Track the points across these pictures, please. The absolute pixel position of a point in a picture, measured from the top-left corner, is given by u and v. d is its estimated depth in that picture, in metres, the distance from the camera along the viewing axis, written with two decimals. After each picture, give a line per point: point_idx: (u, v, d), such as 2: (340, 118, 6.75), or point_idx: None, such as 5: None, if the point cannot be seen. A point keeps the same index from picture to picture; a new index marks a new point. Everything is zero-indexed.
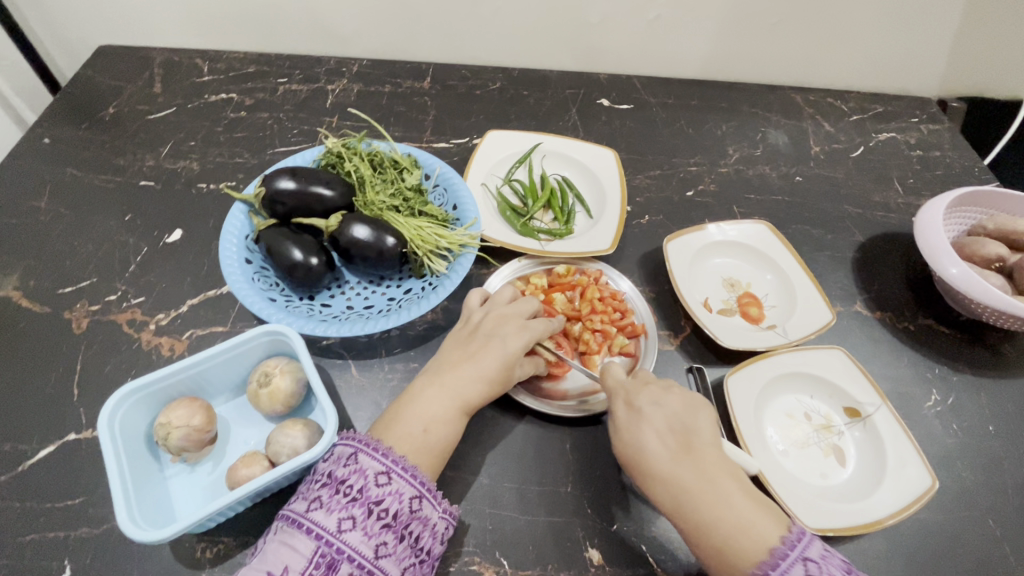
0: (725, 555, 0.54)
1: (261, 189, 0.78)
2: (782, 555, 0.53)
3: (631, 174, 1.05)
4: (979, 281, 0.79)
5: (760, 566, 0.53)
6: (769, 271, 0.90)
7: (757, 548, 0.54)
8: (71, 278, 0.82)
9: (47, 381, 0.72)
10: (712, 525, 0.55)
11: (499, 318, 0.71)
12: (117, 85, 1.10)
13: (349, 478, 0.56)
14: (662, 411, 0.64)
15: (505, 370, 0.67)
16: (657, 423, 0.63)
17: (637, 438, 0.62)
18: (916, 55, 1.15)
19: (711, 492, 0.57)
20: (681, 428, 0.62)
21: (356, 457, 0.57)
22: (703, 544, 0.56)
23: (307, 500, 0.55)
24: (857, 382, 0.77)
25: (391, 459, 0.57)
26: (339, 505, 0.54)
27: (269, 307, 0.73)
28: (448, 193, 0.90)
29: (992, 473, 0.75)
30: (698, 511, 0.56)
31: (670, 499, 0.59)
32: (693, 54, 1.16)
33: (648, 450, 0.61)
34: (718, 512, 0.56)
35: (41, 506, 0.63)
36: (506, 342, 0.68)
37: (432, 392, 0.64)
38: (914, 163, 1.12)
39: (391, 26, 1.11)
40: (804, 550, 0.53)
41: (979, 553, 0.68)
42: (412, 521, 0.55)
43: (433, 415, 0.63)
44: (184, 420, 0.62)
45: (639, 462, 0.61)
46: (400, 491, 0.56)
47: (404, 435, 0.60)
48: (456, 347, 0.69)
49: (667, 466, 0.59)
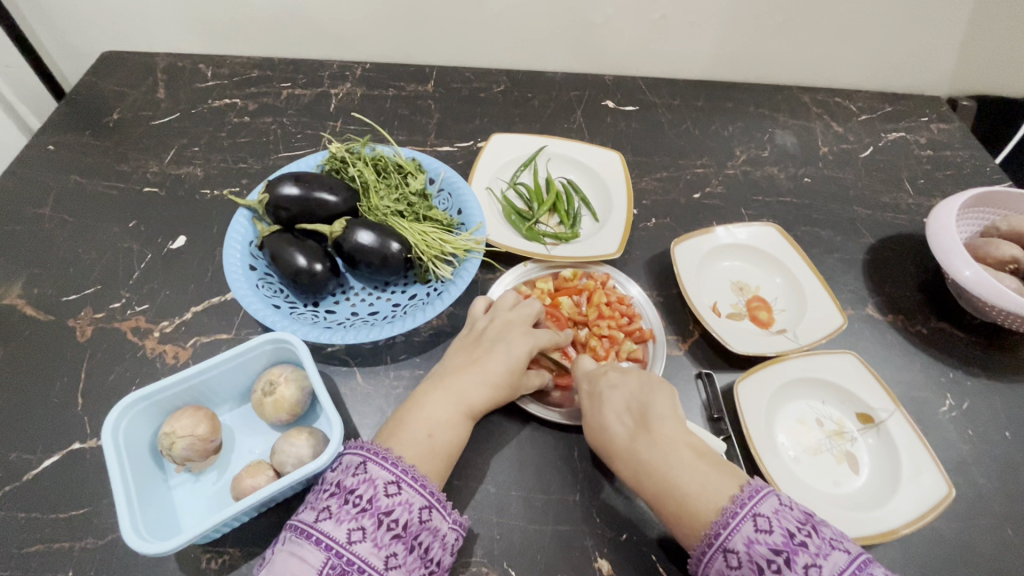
0: (683, 523, 0.55)
1: (265, 196, 0.77)
2: (732, 512, 0.53)
3: (637, 176, 1.04)
4: (993, 283, 0.78)
5: (711, 527, 0.53)
6: (778, 274, 0.89)
7: (711, 510, 0.54)
8: (75, 286, 0.82)
9: (53, 389, 0.72)
10: (671, 494, 0.56)
11: (500, 322, 0.72)
12: (122, 91, 1.10)
13: (357, 487, 0.55)
14: (620, 391, 0.66)
15: (512, 376, 0.67)
16: (615, 404, 0.65)
17: (598, 420, 0.64)
18: (925, 53, 1.14)
19: (665, 463, 0.58)
20: (639, 405, 0.64)
21: (365, 466, 0.56)
22: (665, 514, 0.57)
23: (316, 510, 0.54)
24: (869, 387, 0.76)
25: (401, 468, 0.56)
26: (348, 516, 0.53)
27: (274, 314, 0.72)
28: (453, 198, 0.89)
29: (1009, 480, 0.73)
30: (655, 483, 0.58)
31: (631, 475, 0.60)
32: (698, 54, 1.15)
33: (607, 430, 0.63)
34: (672, 480, 0.57)
35: (46, 516, 0.62)
36: (512, 348, 0.68)
37: (435, 398, 0.64)
38: (924, 163, 1.10)
39: (394, 29, 1.11)
40: (754, 507, 0.52)
41: (997, 562, 0.67)
42: (422, 532, 0.55)
43: (438, 420, 0.62)
44: (189, 429, 0.61)
45: (604, 443, 0.63)
46: (410, 501, 0.55)
47: (409, 440, 0.60)
48: (461, 354, 0.70)
49: (625, 443, 0.61)
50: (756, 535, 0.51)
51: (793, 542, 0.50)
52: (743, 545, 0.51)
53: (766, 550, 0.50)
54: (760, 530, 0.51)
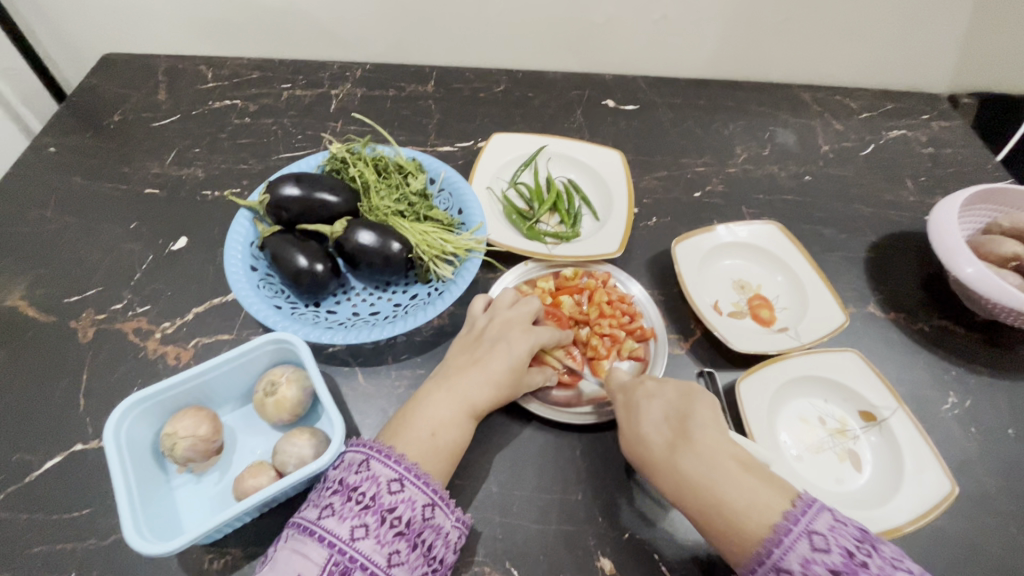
0: (732, 541, 0.53)
1: (266, 196, 0.78)
2: (786, 530, 0.51)
3: (638, 175, 1.04)
4: (995, 281, 0.78)
5: (764, 546, 0.51)
6: (780, 273, 0.89)
7: (762, 527, 0.52)
8: (77, 287, 0.82)
9: (55, 389, 0.72)
10: (717, 510, 0.54)
11: (501, 321, 0.71)
12: (123, 93, 1.10)
13: (360, 485, 0.55)
14: (658, 403, 0.65)
15: (514, 375, 0.67)
16: (653, 414, 0.64)
17: (636, 432, 0.63)
18: (926, 50, 1.13)
19: (711, 476, 0.56)
20: (678, 416, 0.63)
21: (368, 464, 0.56)
22: (709, 531, 0.55)
23: (318, 508, 0.54)
24: (872, 384, 0.75)
25: (403, 466, 0.57)
26: (351, 513, 0.53)
27: (275, 314, 0.72)
28: (453, 198, 0.89)
29: (1013, 477, 0.73)
30: (698, 497, 0.56)
31: (672, 489, 0.58)
32: (699, 52, 1.14)
33: (646, 442, 0.62)
34: (718, 495, 0.54)
35: (48, 517, 0.63)
36: (512, 346, 0.68)
37: (438, 398, 0.64)
38: (926, 161, 1.10)
39: (395, 30, 1.11)
40: (809, 524, 0.51)
41: (1001, 560, 0.67)
42: (425, 529, 0.55)
43: (442, 420, 0.62)
44: (191, 430, 0.61)
45: (642, 456, 0.61)
46: (413, 498, 0.55)
47: (413, 439, 0.60)
48: (462, 354, 0.69)
49: (664, 455, 0.59)
50: (813, 555, 0.49)
51: (853, 563, 0.48)
52: (799, 564, 0.49)
53: (825, 569, 0.48)
54: (817, 549, 0.50)
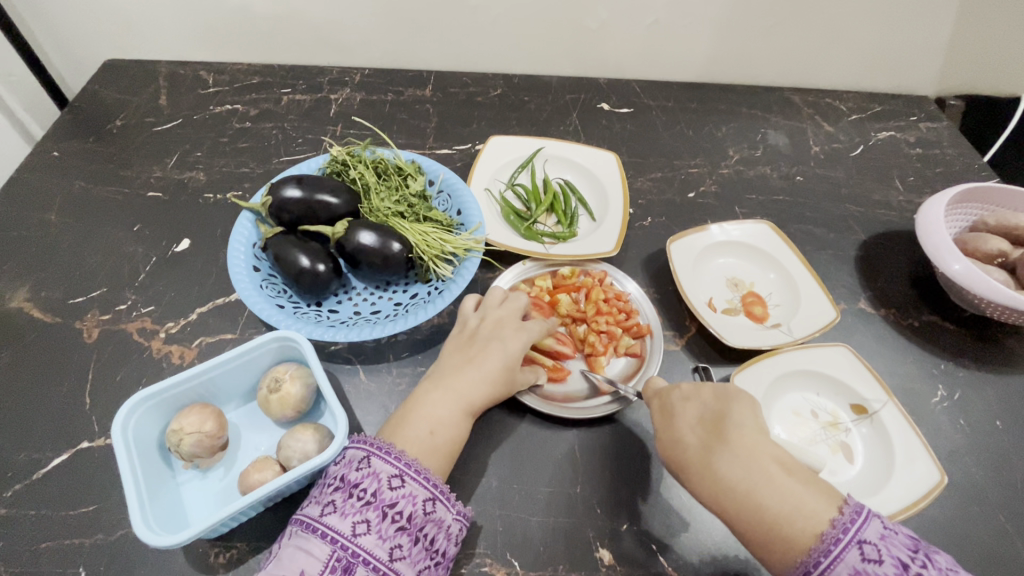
0: (775, 548, 0.52)
1: (268, 198, 0.79)
2: (833, 539, 0.51)
3: (633, 176, 1.06)
4: (982, 277, 0.80)
5: (810, 554, 0.51)
6: (772, 270, 0.91)
7: (807, 534, 0.51)
8: (81, 289, 0.83)
9: (61, 389, 0.73)
10: (760, 517, 0.53)
11: (494, 321, 0.73)
12: (125, 98, 1.11)
13: (361, 482, 0.56)
14: (695, 405, 0.63)
15: (508, 372, 0.68)
16: (689, 417, 0.62)
17: (672, 435, 0.61)
18: (913, 53, 1.16)
19: (754, 481, 0.54)
20: (715, 417, 0.61)
21: (368, 461, 0.57)
22: (751, 537, 0.54)
23: (320, 504, 0.55)
24: (863, 378, 0.77)
25: (404, 462, 0.58)
26: (352, 509, 0.54)
27: (278, 313, 0.74)
28: (452, 199, 0.91)
29: (1001, 468, 0.75)
30: (740, 504, 0.54)
31: (711, 495, 0.56)
32: (692, 56, 1.17)
33: (684, 447, 0.60)
34: (761, 501, 0.53)
35: (55, 514, 0.63)
36: (507, 345, 0.69)
37: (435, 396, 0.65)
38: (913, 161, 1.13)
39: (393, 35, 1.13)
40: (859, 534, 0.51)
41: (991, 549, 0.68)
42: (426, 523, 0.56)
43: (440, 417, 0.63)
44: (196, 426, 0.62)
45: (679, 460, 0.60)
46: (413, 493, 0.56)
47: (411, 438, 0.61)
48: (456, 353, 0.70)
49: (702, 460, 0.58)
50: (864, 565, 0.49)
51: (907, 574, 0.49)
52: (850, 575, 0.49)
53: None
54: (868, 560, 0.50)
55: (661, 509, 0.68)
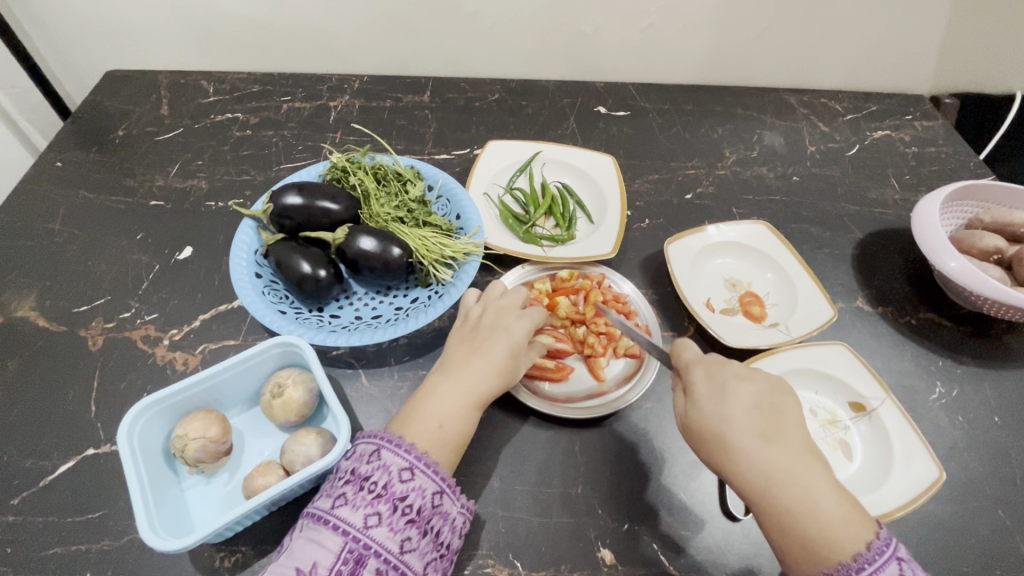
0: (816, 546, 0.51)
1: (269, 205, 0.80)
2: (879, 550, 0.50)
3: (630, 178, 1.07)
4: (979, 274, 0.80)
5: (856, 559, 0.50)
6: (769, 270, 0.91)
7: (854, 540, 0.51)
8: (86, 298, 0.84)
9: (67, 397, 0.74)
10: (807, 512, 0.52)
11: (495, 312, 0.74)
12: (126, 108, 1.13)
13: (372, 474, 0.56)
14: (750, 388, 0.60)
15: (514, 360, 0.69)
16: (740, 397, 0.60)
17: (724, 411, 0.59)
18: (907, 52, 1.17)
19: (805, 478, 0.54)
20: (767, 405, 0.59)
21: (379, 454, 0.57)
22: (789, 532, 0.52)
23: (331, 497, 0.56)
24: (861, 377, 0.78)
25: (414, 455, 0.58)
26: (364, 502, 0.55)
27: (280, 319, 0.74)
28: (451, 204, 0.92)
29: (1000, 463, 0.75)
30: (790, 496, 0.53)
31: (760, 480, 0.55)
32: (687, 59, 1.18)
33: (736, 426, 0.58)
34: (812, 498, 0.53)
35: (63, 520, 0.64)
36: (511, 335, 0.70)
37: (444, 389, 0.65)
38: (909, 160, 1.13)
39: (390, 41, 1.14)
40: (897, 550, 0.51)
41: (990, 544, 0.69)
42: (434, 516, 0.57)
43: (449, 410, 0.64)
44: (201, 431, 0.63)
45: (726, 437, 0.57)
46: (423, 486, 0.57)
47: (422, 430, 0.61)
48: (461, 346, 0.71)
49: (755, 446, 0.56)
50: None
51: None
52: None
53: None
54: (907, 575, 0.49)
55: (660, 509, 0.69)
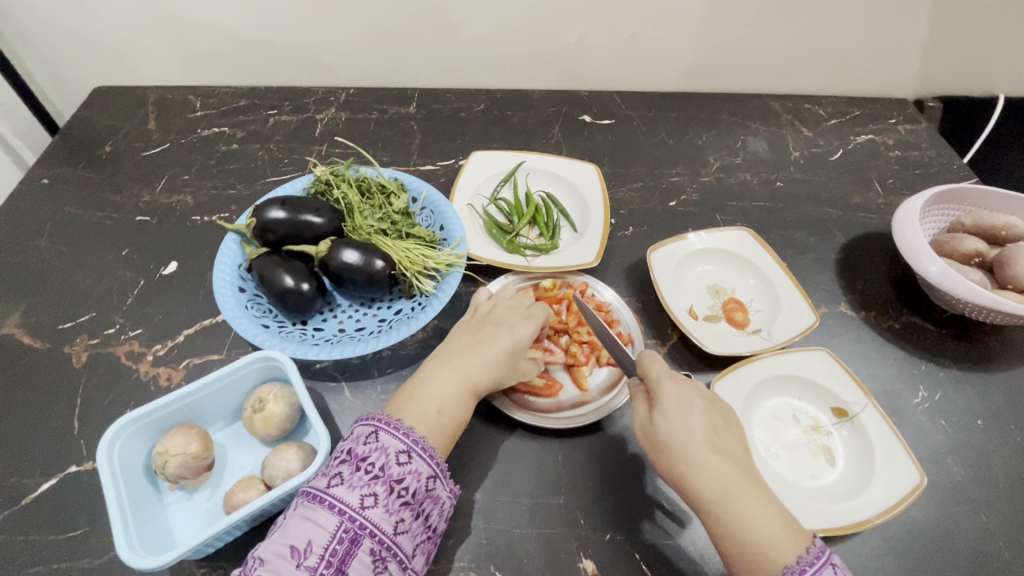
0: (763, 553, 0.53)
1: (252, 220, 0.81)
2: (816, 555, 0.53)
3: (614, 186, 1.08)
4: (959, 277, 0.81)
5: (798, 561, 0.52)
6: (752, 276, 0.92)
7: (796, 545, 0.53)
8: (71, 314, 0.84)
9: (50, 414, 0.74)
10: (757, 522, 0.54)
11: (504, 308, 0.74)
12: (114, 124, 1.13)
13: (369, 455, 0.57)
14: (710, 408, 0.63)
15: (514, 354, 0.70)
16: (701, 413, 0.61)
17: (686, 425, 0.60)
18: (888, 57, 1.18)
19: (754, 492, 0.57)
20: (721, 424, 0.62)
21: (377, 436, 0.58)
22: (738, 540, 0.54)
23: (327, 477, 0.56)
24: (843, 382, 0.78)
25: (411, 438, 0.59)
26: (361, 482, 0.55)
27: (263, 333, 0.75)
28: (435, 215, 0.92)
29: (983, 466, 0.75)
30: (742, 507, 0.55)
31: (716, 493, 0.56)
32: (671, 66, 1.19)
33: (696, 442, 0.59)
34: (760, 508, 0.55)
35: (44, 538, 0.64)
36: (515, 331, 0.71)
37: (444, 375, 0.66)
38: (893, 164, 1.14)
39: (376, 53, 1.15)
40: (832, 556, 0.53)
41: (972, 548, 0.69)
42: (427, 499, 0.58)
43: (448, 395, 0.64)
44: (181, 447, 0.63)
45: (687, 450, 0.58)
46: (418, 470, 0.58)
47: (420, 414, 0.62)
48: (465, 334, 0.71)
49: (713, 460, 0.58)
50: None
51: None
52: None
53: None
54: None
55: (642, 518, 0.69)
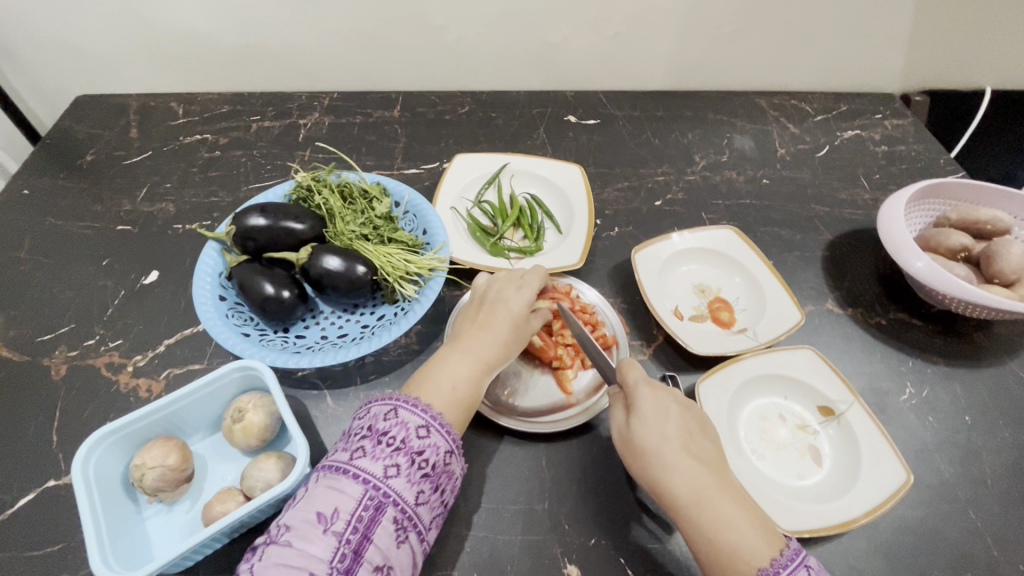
0: (738, 556, 0.53)
1: (232, 227, 0.80)
2: (790, 556, 0.52)
3: (599, 187, 1.07)
4: (943, 272, 0.80)
5: (772, 563, 0.52)
6: (737, 275, 0.91)
7: (770, 547, 0.53)
8: (51, 326, 0.84)
9: (28, 427, 0.73)
10: (733, 524, 0.54)
11: (500, 284, 0.74)
12: (96, 133, 1.13)
13: (390, 430, 0.56)
14: (688, 414, 0.63)
15: (518, 329, 0.70)
16: (678, 419, 0.62)
17: (661, 431, 0.61)
18: (873, 52, 1.17)
19: (729, 496, 0.56)
20: (698, 432, 0.62)
21: (396, 412, 0.57)
22: (713, 543, 0.54)
23: (349, 450, 0.55)
24: (829, 380, 0.77)
25: (430, 414, 0.58)
26: (383, 453, 0.54)
27: (243, 342, 0.74)
28: (418, 219, 0.91)
29: (970, 464, 0.75)
30: (716, 509, 0.55)
31: (690, 496, 0.56)
32: (656, 65, 1.18)
33: (673, 447, 0.59)
34: (734, 511, 0.55)
35: (21, 555, 0.64)
36: (512, 304, 0.70)
37: (454, 356, 0.65)
38: (879, 159, 1.14)
39: (358, 57, 1.14)
40: (807, 559, 0.53)
41: (960, 547, 0.68)
42: (445, 473, 0.57)
43: (462, 373, 0.64)
44: (159, 460, 0.63)
45: (662, 454, 0.59)
46: (437, 444, 0.57)
47: (436, 391, 0.61)
48: (468, 320, 0.71)
49: (688, 464, 0.58)
50: None
51: None
52: None
53: None
54: None
55: (628, 521, 0.68)
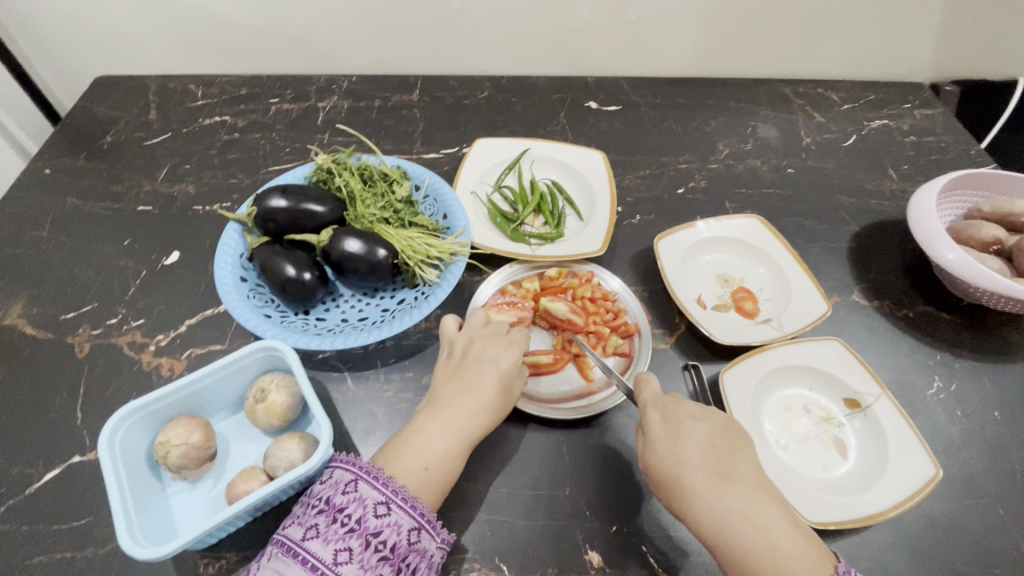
0: None
1: (254, 209, 0.79)
2: None
3: (620, 174, 1.06)
4: (976, 265, 0.78)
5: None
6: (762, 264, 0.90)
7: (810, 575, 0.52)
8: (73, 305, 0.84)
9: (53, 404, 0.74)
10: (768, 551, 0.53)
11: (483, 341, 0.71)
12: (115, 114, 1.12)
13: (347, 507, 0.56)
14: (705, 428, 0.62)
15: (504, 394, 0.68)
16: (697, 438, 0.61)
17: (679, 453, 0.60)
18: (903, 41, 1.15)
19: (761, 519, 0.55)
20: (723, 447, 0.61)
21: (356, 485, 0.57)
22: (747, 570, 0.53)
23: (302, 527, 0.55)
24: (856, 373, 0.76)
25: (390, 489, 0.58)
26: (336, 535, 0.54)
27: (264, 323, 0.74)
28: (438, 203, 0.91)
29: (998, 458, 0.74)
30: (744, 536, 0.54)
31: (715, 522, 0.56)
32: (678, 53, 1.17)
33: (691, 468, 0.59)
34: (769, 536, 0.54)
35: (47, 527, 0.64)
36: (499, 367, 0.68)
37: (433, 425, 0.64)
38: (907, 150, 1.11)
39: (375, 37, 1.12)
40: None
41: (987, 543, 0.67)
42: (410, 553, 0.56)
43: (439, 451, 0.62)
44: (184, 437, 0.63)
45: (678, 478, 0.59)
46: (398, 522, 0.56)
47: (406, 470, 0.60)
48: (449, 379, 0.69)
49: (710, 486, 0.57)
50: None
51: None
52: None
53: None
54: None
55: (649, 509, 0.68)
